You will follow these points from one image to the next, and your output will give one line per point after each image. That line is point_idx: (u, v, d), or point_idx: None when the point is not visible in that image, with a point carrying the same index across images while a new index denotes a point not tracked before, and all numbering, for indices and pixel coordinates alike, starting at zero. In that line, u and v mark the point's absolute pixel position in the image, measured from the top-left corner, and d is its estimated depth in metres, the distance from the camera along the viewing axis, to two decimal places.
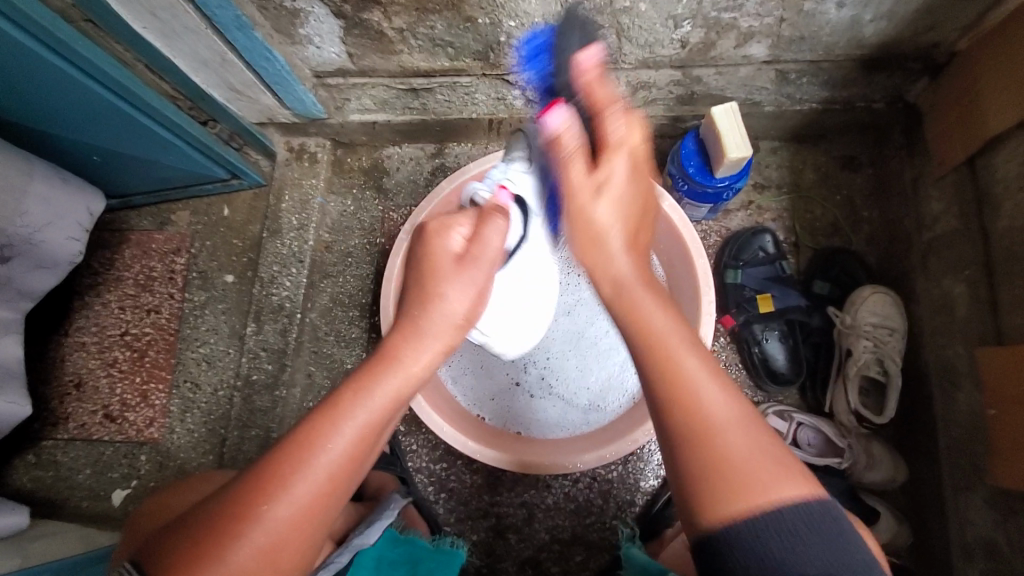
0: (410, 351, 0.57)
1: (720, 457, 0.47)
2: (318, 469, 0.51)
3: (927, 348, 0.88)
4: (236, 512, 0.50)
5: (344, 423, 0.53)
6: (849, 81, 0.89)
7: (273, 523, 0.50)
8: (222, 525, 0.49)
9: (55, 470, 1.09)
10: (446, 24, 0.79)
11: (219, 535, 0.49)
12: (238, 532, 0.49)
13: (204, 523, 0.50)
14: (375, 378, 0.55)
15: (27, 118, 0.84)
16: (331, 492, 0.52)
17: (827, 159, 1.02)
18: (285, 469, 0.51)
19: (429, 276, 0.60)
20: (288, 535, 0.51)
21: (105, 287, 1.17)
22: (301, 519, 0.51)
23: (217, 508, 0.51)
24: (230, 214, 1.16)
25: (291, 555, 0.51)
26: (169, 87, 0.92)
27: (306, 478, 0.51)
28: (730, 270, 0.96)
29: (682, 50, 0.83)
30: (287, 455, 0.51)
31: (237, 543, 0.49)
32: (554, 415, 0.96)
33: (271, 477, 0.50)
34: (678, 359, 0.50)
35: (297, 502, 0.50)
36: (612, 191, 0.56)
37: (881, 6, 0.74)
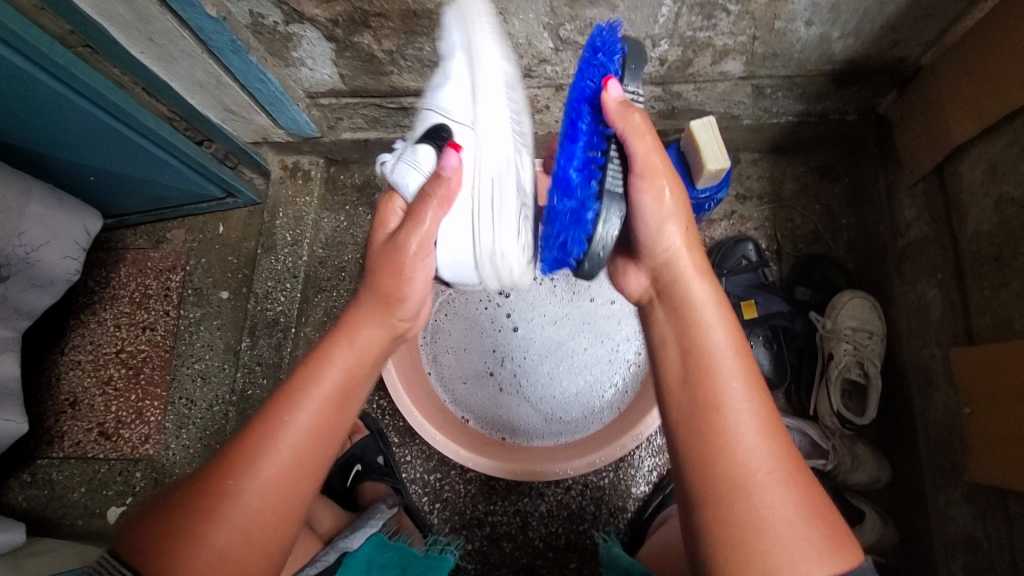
0: (357, 325, 0.60)
1: (751, 522, 0.47)
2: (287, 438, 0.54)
3: (905, 350, 0.91)
4: (208, 489, 0.52)
5: (305, 398, 0.56)
6: (821, 95, 0.93)
7: (249, 499, 0.52)
8: (194, 502, 0.52)
9: (49, 489, 1.09)
10: (434, 46, 0.82)
11: (199, 512, 0.51)
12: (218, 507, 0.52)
13: (183, 505, 0.52)
14: (329, 351, 0.59)
15: (25, 141, 0.86)
16: (304, 460, 0.55)
17: (805, 169, 1.06)
18: (253, 443, 0.54)
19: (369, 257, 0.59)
20: (261, 515, 0.53)
21: (101, 305, 1.18)
22: (274, 496, 0.54)
23: (198, 489, 0.53)
24: (225, 231, 1.18)
25: (271, 529, 0.54)
26: (165, 109, 0.95)
27: (272, 453, 0.54)
28: (714, 278, 0.99)
29: (661, 68, 0.87)
30: (258, 435, 0.54)
31: (213, 517, 0.51)
32: (520, 423, 0.98)
33: (239, 456, 0.53)
34: (729, 406, 0.51)
35: (268, 476, 0.53)
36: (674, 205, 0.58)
37: (847, 24, 0.78)
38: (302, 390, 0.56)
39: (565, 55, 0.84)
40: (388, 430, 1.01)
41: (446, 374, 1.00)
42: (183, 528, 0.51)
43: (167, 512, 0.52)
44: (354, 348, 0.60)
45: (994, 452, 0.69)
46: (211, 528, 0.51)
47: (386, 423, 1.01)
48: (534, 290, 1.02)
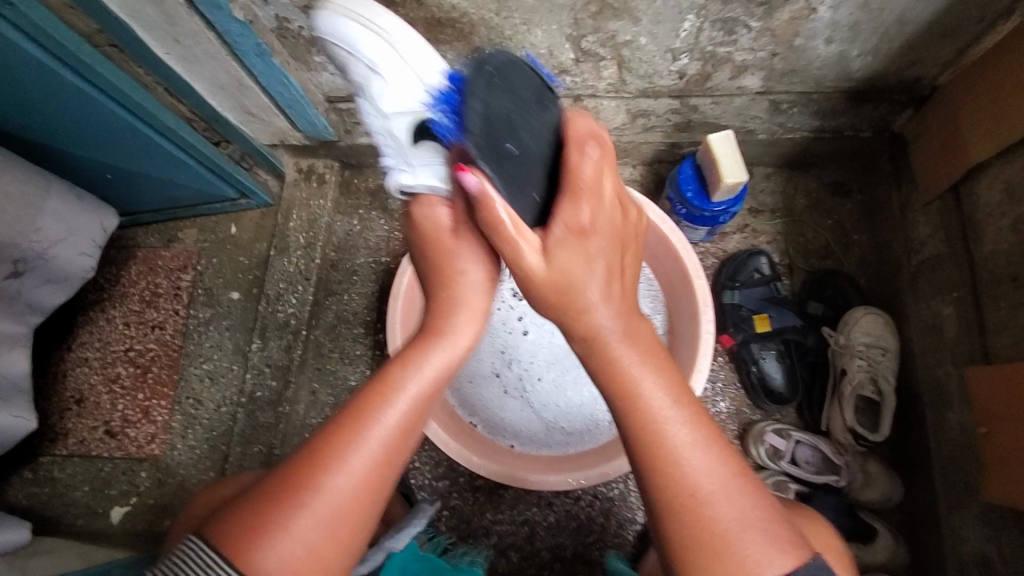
0: (450, 320, 0.60)
1: (705, 526, 0.50)
2: (373, 433, 0.53)
3: (918, 368, 0.91)
4: (299, 478, 0.50)
5: (400, 390, 0.55)
6: (838, 112, 0.93)
7: (337, 486, 0.51)
8: (284, 491, 0.50)
9: (52, 487, 1.08)
10: (456, 53, 0.82)
11: (287, 500, 0.50)
12: (303, 500, 0.50)
13: (261, 498, 0.50)
14: (422, 346, 0.58)
15: (45, 137, 0.86)
16: (387, 462, 0.53)
17: (819, 185, 1.06)
18: (344, 432, 0.52)
19: (443, 250, 0.62)
20: (349, 503, 0.51)
21: (110, 302, 1.18)
22: (365, 487, 0.52)
23: (280, 480, 0.51)
24: (237, 232, 1.19)
25: (352, 527, 0.51)
26: (185, 110, 0.96)
27: (368, 443, 0.52)
28: (727, 291, 0.99)
29: (680, 81, 0.87)
30: (346, 429, 0.52)
31: (302, 508, 0.49)
32: (525, 431, 0.98)
33: (332, 444, 0.52)
34: (668, 432, 0.52)
35: (360, 461, 0.52)
36: (587, 187, 0.55)
37: (867, 43, 0.79)
38: (396, 381, 0.56)
39: (585, 66, 0.84)
40: None
41: (456, 377, 1.00)
42: (273, 518, 0.49)
43: (251, 505, 0.50)
44: (452, 343, 0.59)
45: (1011, 471, 0.69)
46: (301, 519, 0.49)
47: None
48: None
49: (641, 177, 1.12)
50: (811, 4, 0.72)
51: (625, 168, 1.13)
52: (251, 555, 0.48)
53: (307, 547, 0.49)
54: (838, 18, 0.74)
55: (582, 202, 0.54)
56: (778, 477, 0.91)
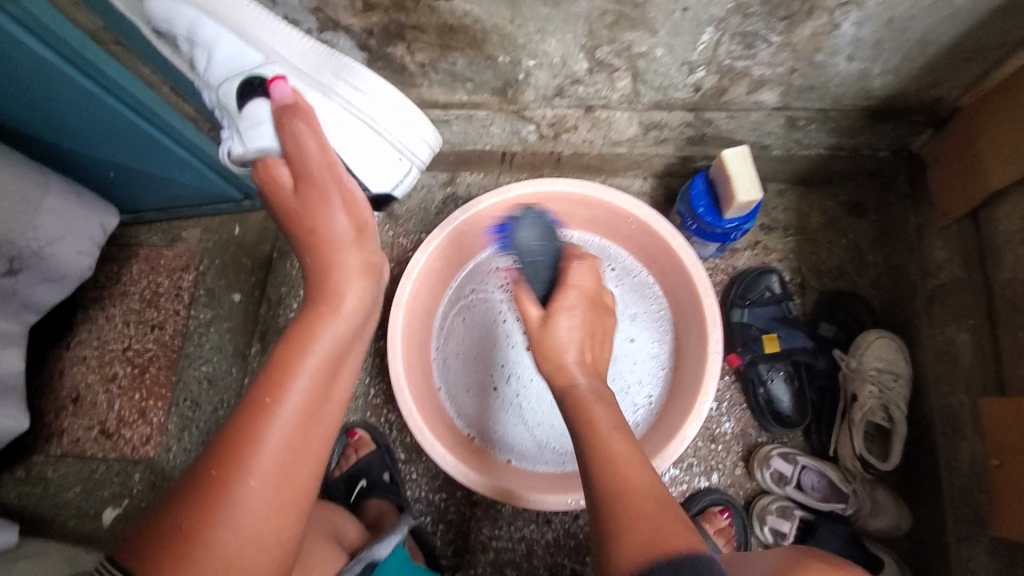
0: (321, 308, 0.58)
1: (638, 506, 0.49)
2: (279, 416, 0.52)
3: (931, 396, 0.88)
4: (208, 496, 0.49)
5: (295, 376, 0.54)
6: (855, 130, 0.91)
7: (257, 472, 0.50)
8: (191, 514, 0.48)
9: (44, 487, 1.07)
10: (467, 61, 0.81)
11: (198, 506, 0.48)
12: (217, 502, 0.49)
13: (172, 521, 0.48)
14: (310, 330, 0.57)
15: (47, 134, 0.85)
16: (297, 439, 0.53)
17: (833, 203, 1.04)
18: (243, 435, 0.51)
19: (313, 211, 0.61)
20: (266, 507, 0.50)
21: (110, 300, 1.17)
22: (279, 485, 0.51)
23: (189, 491, 0.49)
24: (241, 233, 1.17)
25: (274, 525, 0.51)
26: (190, 109, 0.94)
27: (266, 445, 0.51)
28: (736, 309, 0.97)
29: (695, 94, 0.85)
30: (245, 421, 0.51)
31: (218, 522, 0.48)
32: (519, 448, 0.96)
33: (231, 448, 0.50)
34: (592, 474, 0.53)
35: (269, 463, 0.51)
36: (568, 324, 0.64)
37: (888, 61, 0.77)
38: (290, 370, 0.54)
39: (598, 76, 0.82)
40: (394, 446, 0.99)
41: (456, 388, 0.98)
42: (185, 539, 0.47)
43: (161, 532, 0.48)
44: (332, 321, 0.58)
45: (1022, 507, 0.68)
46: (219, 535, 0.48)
47: (393, 438, 0.99)
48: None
49: (651, 190, 1.10)
50: (834, 20, 0.70)
51: (636, 180, 1.11)
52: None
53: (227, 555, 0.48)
54: (861, 36, 0.72)
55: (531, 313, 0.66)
56: (783, 502, 0.90)
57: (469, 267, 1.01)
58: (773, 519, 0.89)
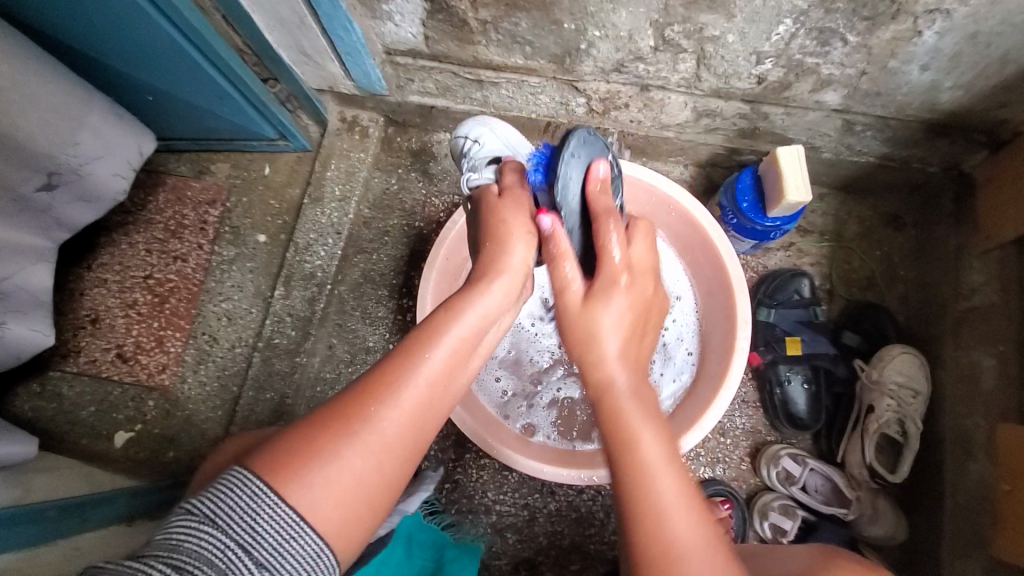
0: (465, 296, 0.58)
1: (651, 508, 0.51)
2: (420, 372, 0.51)
3: (946, 416, 0.89)
4: (347, 414, 0.47)
5: (441, 338, 0.53)
6: (912, 142, 0.89)
7: (388, 423, 0.47)
8: (331, 426, 0.46)
9: (58, 403, 1.08)
10: (531, 23, 0.78)
11: (336, 428, 0.46)
12: (353, 431, 0.46)
13: (306, 426, 0.46)
14: (472, 293, 0.58)
15: (90, 48, 0.83)
16: (430, 409, 0.51)
17: (873, 214, 1.03)
18: (382, 376, 0.49)
19: (503, 214, 0.66)
20: (397, 442, 0.48)
21: (135, 226, 1.16)
22: (411, 430, 0.49)
23: (323, 410, 0.48)
24: (271, 173, 1.16)
25: (384, 484, 0.47)
26: (238, 41, 0.92)
27: (410, 388, 0.49)
28: (763, 309, 0.97)
29: (757, 86, 0.83)
30: (395, 359, 0.51)
31: (354, 445, 0.46)
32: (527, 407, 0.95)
33: (377, 380, 0.49)
34: (654, 484, 0.52)
35: (406, 405, 0.49)
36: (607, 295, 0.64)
37: (962, 76, 0.75)
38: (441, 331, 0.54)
39: (663, 55, 0.80)
40: None
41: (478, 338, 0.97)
42: (316, 445, 0.45)
43: (283, 437, 0.46)
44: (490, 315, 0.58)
45: None
46: (350, 455, 0.45)
47: None
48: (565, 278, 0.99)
49: (691, 178, 1.09)
50: (917, 26, 0.68)
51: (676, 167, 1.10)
52: (296, 475, 0.43)
53: (355, 480, 0.45)
54: (941, 46, 0.70)
55: (644, 252, 0.70)
56: (785, 500, 0.91)
57: None
58: (775, 516, 0.90)
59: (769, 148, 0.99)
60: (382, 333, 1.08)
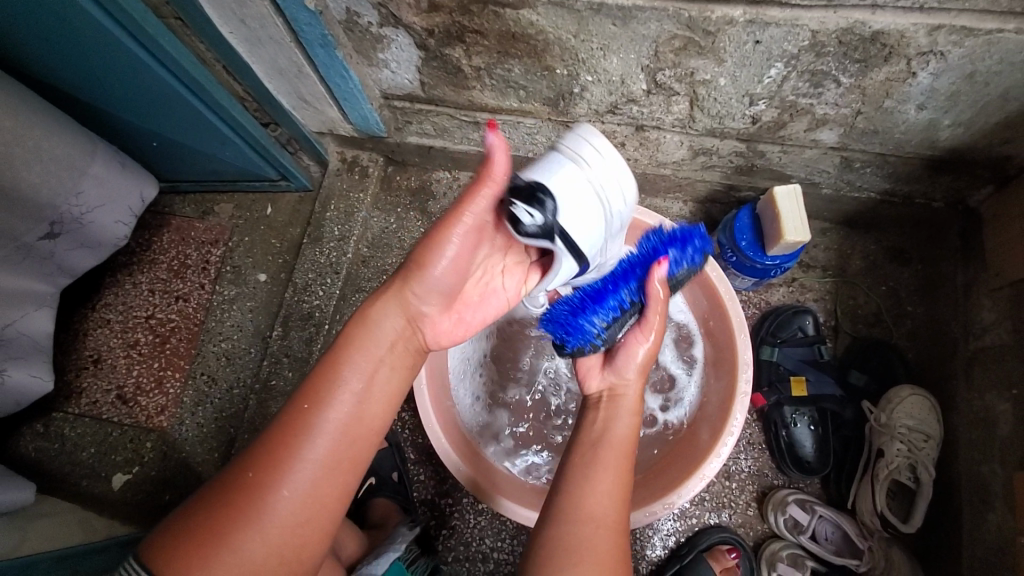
0: (349, 352, 0.60)
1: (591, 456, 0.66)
2: (317, 440, 0.56)
3: (960, 460, 0.85)
4: (239, 496, 0.53)
5: (330, 400, 0.57)
6: (912, 178, 0.88)
7: (278, 499, 0.53)
8: (227, 511, 0.52)
9: (60, 443, 1.08)
10: (524, 69, 0.79)
11: (230, 510, 0.52)
12: (249, 512, 0.52)
13: (205, 510, 0.52)
14: (358, 337, 0.61)
15: (96, 99, 0.85)
16: (333, 465, 0.56)
17: (876, 248, 1.01)
18: (267, 470, 0.54)
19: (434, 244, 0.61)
20: (294, 522, 0.54)
21: (138, 267, 1.18)
22: (313, 508, 0.55)
23: (221, 491, 0.53)
24: (272, 213, 1.18)
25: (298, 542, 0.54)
26: (239, 89, 0.94)
27: (304, 460, 0.55)
28: (766, 347, 0.95)
29: (751, 126, 0.83)
30: (286, 432, 0.55)
31: (252, 529, 0.52)
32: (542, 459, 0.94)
33: (269, 462, 0.54)
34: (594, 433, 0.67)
35: (304, 471, 0.55)
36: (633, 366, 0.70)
37: (961, 114, 0.74)
38: (327, 402, 0.57)
39: (655, 98, 0.80)
40: (406, 445, 0.99)
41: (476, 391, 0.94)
42: (215, 534, 0.51)
43: (186, 520, 0.52)
44: (384, 360, 0.61)
45: None
46: (242, 541, 0.51)
47: (404, 437, 1.00)
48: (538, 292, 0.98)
49: (690, 213, 1.08)
50: (912, 68, 0.67)
51: (675, 203, 1.09)
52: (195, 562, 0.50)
53: (259, 550, 0.52)
54: (937, 86, 0.70)
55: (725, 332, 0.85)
56: (794, 550, 0.88)
57: None
58: (783, 567, 0.86)
59: (767, 184, 0.98)
60: None
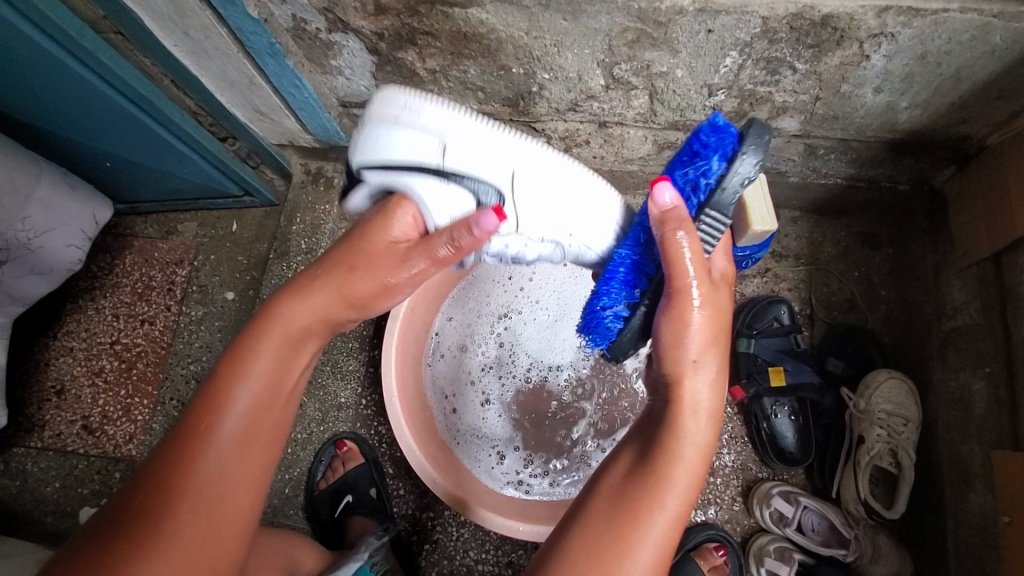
0: (250, 359, 0.56)
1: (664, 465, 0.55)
2: (216, 450, 0.52)
3: (940, 442, 0.85)
4: (134, 517, 0.49)
5: (232, 404, 0.54)
6: (876, 162, 0.88)
7: (179, 519, 0.49)
8: (125, 536, 0.48)
9: (23, 480, 1.04)
10: (480, 70, 0.78)
11: (124, 533, 0.48)
12: (141, 535, 0.48)
13: (103, 533, 0.49)
14: (261, 335, 0.58)
15: (39, 120, 0.82)
16: (236, 473, 0.53)
17: (847, 234, 1.01)
18: (167, 485, 0.50)
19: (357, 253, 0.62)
20: (197, 540, 0.50)
21: (100, 291, 1.14)
22: (217, 523, 0.51)
23: (119, 511, 0.49)
24: (238, 229, 1.15)
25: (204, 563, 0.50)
26: (192, 103, 0.91)
27: (203, 471, 0.51)
28: (743, 339, 0.93)
29: (713, 117, 0.82)
30: (184, 444, 0.51)
31: (150, 555, 0.48)
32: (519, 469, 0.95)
33: (164, 477, 0.50)
34: (680, 438, 0.56)
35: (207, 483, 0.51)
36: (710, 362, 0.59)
37: (917, 95, 0.74)
38: (222, 411, 0.53)
39: (615, 93, 0.79)
40: (384, 460, 0.97)
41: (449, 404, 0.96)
42: (111, 564, 0.47)
43: (82, 555, 0.47)
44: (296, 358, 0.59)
45: None
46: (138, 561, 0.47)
47: (383, 452, 0.97)
48: (477, 300, 0.99)
49: None
50: (864, 50, 0.67)
51: (646, 199, 1.09)
52: None
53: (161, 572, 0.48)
54: (891, 68, 0.69)
55: None
56: (781, 542, 0.87)
57: (470, 285, 0.99)
58: (771, 562, 0.85)
59: None
60: (354, 389, 0.98)
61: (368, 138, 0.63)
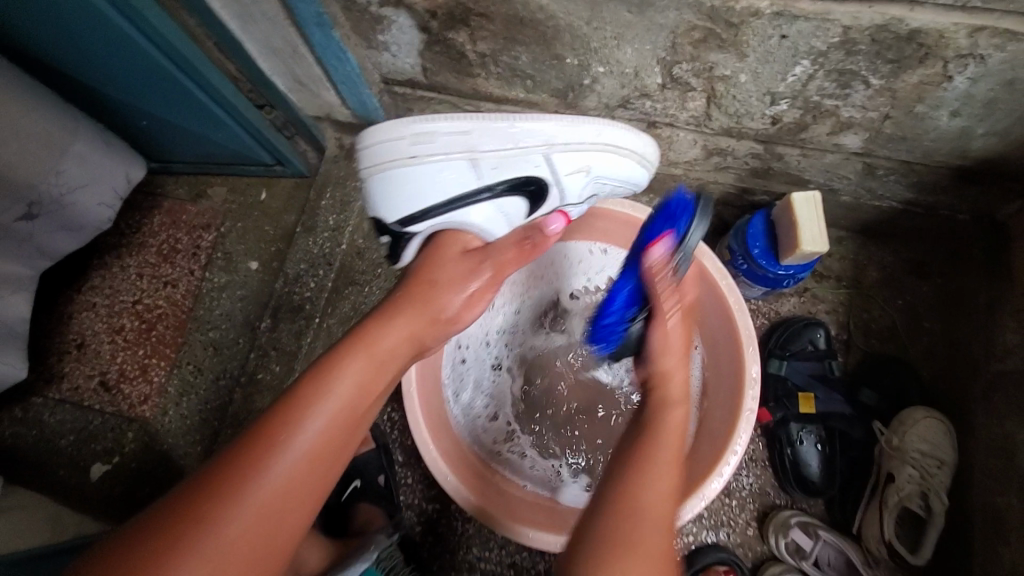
0: (339, 367, 0.58)
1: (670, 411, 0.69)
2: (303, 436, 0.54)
3: (974, 488, 0.81)
4: (223, 481, 0.50)
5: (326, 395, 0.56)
6: (938, 188, 0.83)
7: (265, 484, 0.51)
8: (218, 491, 0.50)
9: (38, 430, 1.05)
10: (531, 57, 0.74)
11: (217, 489, 0.50)
12: (231, 496, 0.50)
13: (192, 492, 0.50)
14: (352, 342, 0.60)
15: (79, 74, 0.81)
16: (319, 458, 0.54)
17: (895, 260, 0.97)
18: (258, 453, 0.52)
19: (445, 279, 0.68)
20: (275, 502, 0.52)
21: (126, 249, 1.14)
22: (293, 495, 0.53)
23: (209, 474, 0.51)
24: (267, 199, 1.13)
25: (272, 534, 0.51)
26: (232, 69, 0.90)
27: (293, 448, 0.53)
28: (774, 360, 0.91)
29: (771, 126, 0.78)
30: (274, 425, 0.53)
31: (234, 509, 0.50)
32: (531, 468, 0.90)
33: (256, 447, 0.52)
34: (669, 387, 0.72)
35: (299, 459, 0.53)
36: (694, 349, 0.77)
37: (997, 123, 0.69)
38: (321, 404, 0.56)
39: (670, 93, 0.75)
40: (395, 448, 0.96)
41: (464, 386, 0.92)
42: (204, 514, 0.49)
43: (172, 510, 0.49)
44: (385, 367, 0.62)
45: None
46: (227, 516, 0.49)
47: (394, 439, 0.96)
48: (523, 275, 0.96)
49: None
50: (948, 71, 0.62)
51: None
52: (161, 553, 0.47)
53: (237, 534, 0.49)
54: (973, 91, 0.65)
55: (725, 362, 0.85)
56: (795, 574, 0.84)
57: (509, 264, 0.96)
58: None
59: (784, 189, 0.93)
60: None
61: (387, 196, 0.69)
